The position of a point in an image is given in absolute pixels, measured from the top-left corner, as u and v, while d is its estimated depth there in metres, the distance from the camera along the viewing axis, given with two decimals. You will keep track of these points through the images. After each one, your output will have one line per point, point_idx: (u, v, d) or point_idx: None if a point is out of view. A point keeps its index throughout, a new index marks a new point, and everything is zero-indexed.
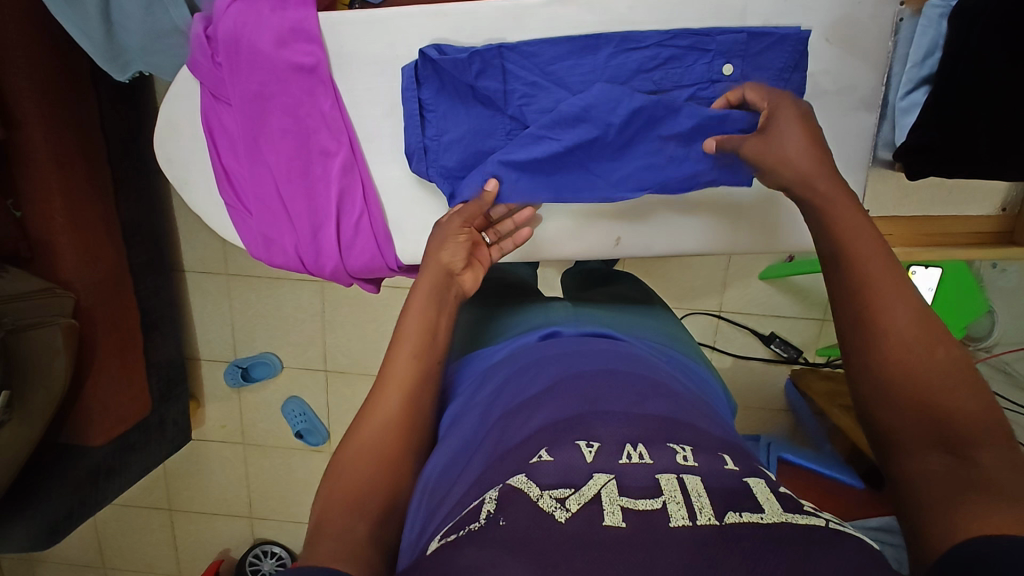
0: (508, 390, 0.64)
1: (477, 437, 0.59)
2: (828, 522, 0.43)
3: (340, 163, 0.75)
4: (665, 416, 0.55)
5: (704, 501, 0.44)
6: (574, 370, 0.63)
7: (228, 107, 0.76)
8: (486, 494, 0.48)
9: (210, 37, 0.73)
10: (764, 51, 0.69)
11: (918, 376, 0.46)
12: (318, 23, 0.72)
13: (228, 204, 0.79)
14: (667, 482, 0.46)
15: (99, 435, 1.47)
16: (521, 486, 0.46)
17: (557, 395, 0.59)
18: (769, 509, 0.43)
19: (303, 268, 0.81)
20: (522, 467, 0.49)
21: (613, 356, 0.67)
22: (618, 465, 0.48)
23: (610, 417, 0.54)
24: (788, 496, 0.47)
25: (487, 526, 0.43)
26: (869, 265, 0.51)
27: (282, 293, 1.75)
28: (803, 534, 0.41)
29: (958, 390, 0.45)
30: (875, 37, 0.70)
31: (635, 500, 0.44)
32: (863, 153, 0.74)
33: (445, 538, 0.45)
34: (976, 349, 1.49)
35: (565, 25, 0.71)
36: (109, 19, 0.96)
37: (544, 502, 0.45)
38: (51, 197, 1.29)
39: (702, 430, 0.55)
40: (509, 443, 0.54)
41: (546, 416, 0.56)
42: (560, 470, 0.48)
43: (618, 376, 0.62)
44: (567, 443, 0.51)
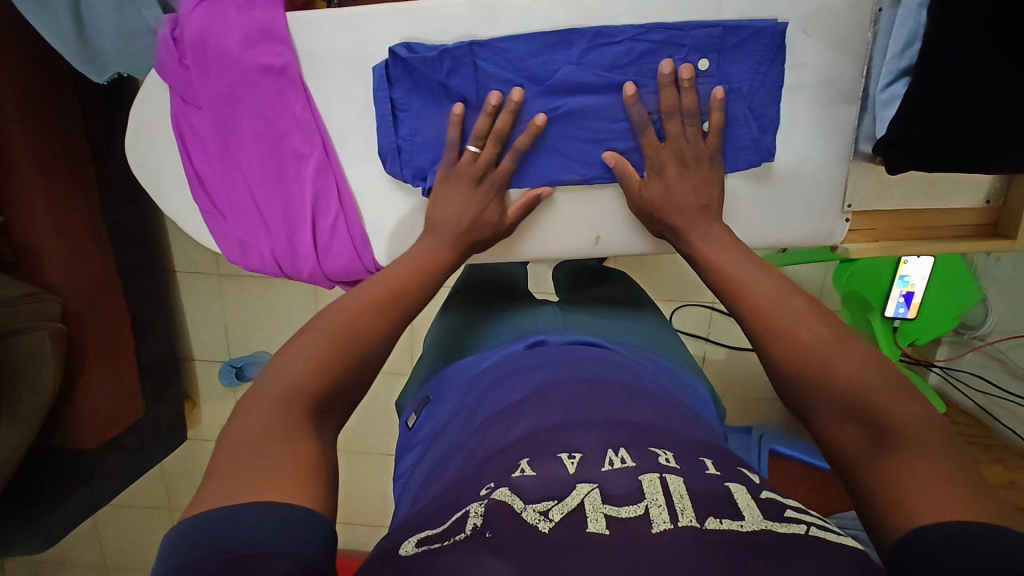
0: (492, 396, 0.64)
1: (460, 449, 0.58)
2: (809, 528, 0.42)
3: (314, 166, 0.74)
4: (647, 422, 0.55)
5: (686, 503, 0.43)
6: (555, 377, 0.63)
7: (197, 110, 0.74)
8: (471, 505, 0.46)
9: (177, 39, 0.72)
10: (740, 45, 0.68)
11: (819, 363, 0.52)
12: (286, 23, 0.70)
13: (202, 209, 0.78)
14: (649, 483, 0.45)
15: (91, 438, 1.47)
16: (506, 499, 0.45)
17: (536, 405, 0.58)
18: (749, 515, 0.42)
19: (281, 272, 0.79)
20: (502, 481, 0.48)
21: (597, 364, 0.66)
22: (601, 473, 0.47)
23: (590, 427, 0.54)
24: (770, 500, 0.45)
25: (472, 538, 0.42)
26: (745, 278, 0.60)
27: (275, 292, 1.75)
28: (783, 543, 0.39)
29: (839, 359, 0.51)
30: (854, 29, 0.68)
31: (618, 508, 0.43)
32: (844, 147, 0.73)
33: (427, 545, 0.44)
34: (970, 337, 1.49)
35: (538, 20, 0.70)
36: (81, 21, 0.95)
37: (528, 514, 0.43)
38: (34, 202, 1.28)
39: (684, 436, 0.54)
40: (490, 453, 0.53)
41: (526, 427, 0.55)
42: (543, 484, 0.46)
43: (599, 385, 0.61)
44: (549, 455, 0.50)
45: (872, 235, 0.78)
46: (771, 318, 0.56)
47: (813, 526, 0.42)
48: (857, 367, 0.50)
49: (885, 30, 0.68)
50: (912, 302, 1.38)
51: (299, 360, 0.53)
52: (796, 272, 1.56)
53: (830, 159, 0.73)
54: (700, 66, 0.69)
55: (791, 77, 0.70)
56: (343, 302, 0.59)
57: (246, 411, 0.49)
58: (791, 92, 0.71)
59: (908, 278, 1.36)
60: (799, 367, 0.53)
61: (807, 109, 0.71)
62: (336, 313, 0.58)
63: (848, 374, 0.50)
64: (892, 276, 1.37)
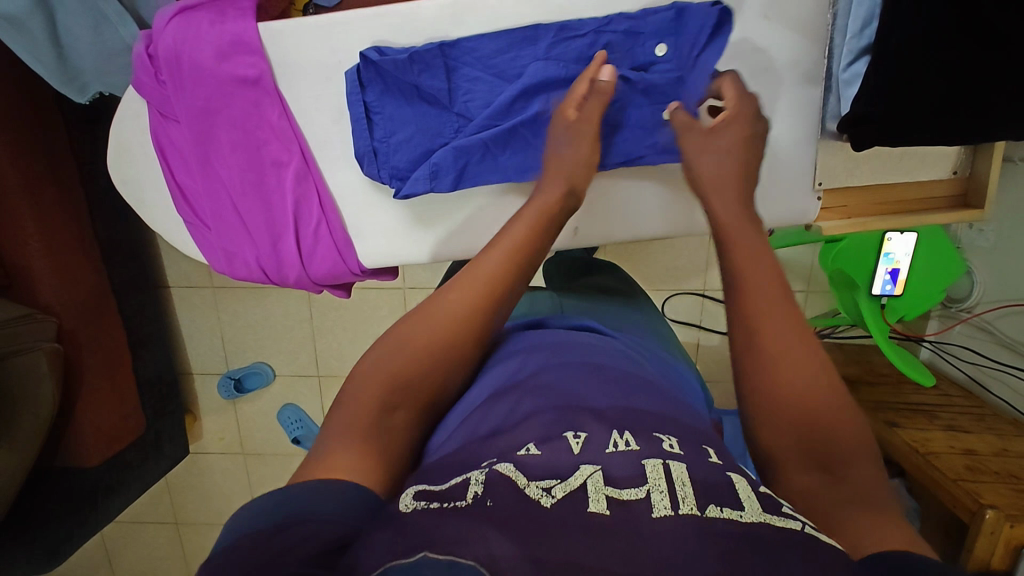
0: (490, 373, 0.63)
1: (456, 415, 0.58)
2: (805, 525, 0.40)
3: (294, 172, 0.75)
4: (648, 408, 0.55)
5: (688, 490, 0.42)
6: (561, 361, 0.62)
7: (176, 124, 0.75)
8: (471, 474, 0.45)
9: (152, 55, 0.72)
10: (703, 33, 0.69)
11: (805, 395, 0.48)
12: (258, 33, 0.71)
13: (187, 220, 0.79)
14: (652, 469, 0.45)
15: (91, 457, 1.48)
16: (509, 474, 0.45)
17: (539, 388, 0.58)
18: (749, 507, 0.41)
19: (266, 278, 0.81)
20: (506, 457, 0.47)
21: (599, 350, 0.66)
22: (604, 455, 0.47)
23: (596, 412, 0.54)
24: (770, 496, 0.44)
25: (473, 506, 0.41)
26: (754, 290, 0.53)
27: (269, 302, 1.78)
28: (779, 534, 0.38)
29: (832, 407, 0.48)
30: (812, 11, 0.69)
31: (620, 490, 0.43)
32: (811, 127, 0.73)
33: (428, 504, 0.42)
34: (957, 309, 1.52)
35: (507, 18, 0.71)
36: (59, 42, 0.95)
37: (531, 490, 0.43)
38: (24, 223, 1.29)
39: (681, 423, 0.55)
40: (490, 432, 0.53)
41: (530, 408, 0.55)
42: (547, 462, 0.46)
43: (601, 369, 0.61)
44: (554, 437, 0.49)
45: (845, 212, 0.79)
46: (776, 347, 0.50)
47: (809, 524, 0.41)
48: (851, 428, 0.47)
49: (845, 11, 0.68)
50: (897, 279, 1.40)
51: (393, 357, 0.55)
52: (786, 254, 1.60)
53: (799, 139, 0.74)
54: (657, 52, 0.71)
55: (755, 62, 0.71)
56: (429, 318, 0.58)
57: (333, 414, 0.52)
58: (755, 77, 0.72)
59: (893, 255, 1.39)
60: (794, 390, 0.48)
61: (772, 94, 0.72)
62: (423, 326, 0.57)
63: (834, 420, 0.47)
64: (878, 253, 1.39)
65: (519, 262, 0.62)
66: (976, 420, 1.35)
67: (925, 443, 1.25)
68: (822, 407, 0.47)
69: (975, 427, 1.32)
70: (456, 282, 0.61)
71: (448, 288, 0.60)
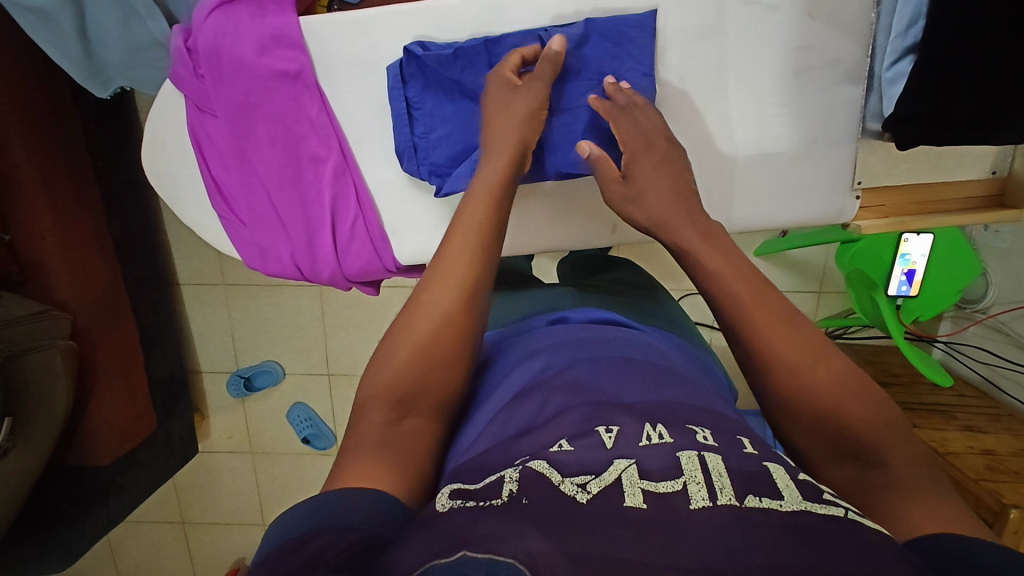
0: (518, 371, 0.61)
1: (483, 419, 0.56)
2: (847, 511, 0.39)
3: (332, 168, 0.75)
4: (679, 401, 0.53)
5: (726, 481, 0.41)
6: (587, 356, 0.60)
7: (214, 118, 0.75)
8: (506, 471, 0.44)
9: (191, 49, 0.72)
10: (745, 30, 0.70)
11: (813, 390, 0.49)
12: (300, 28, 0.71)
13: (222, 216, 0.79)
14: (687, 461, 0.43)
15: (105, 454, 1.47)
16: (544, 471, 0.43)
17: (567, 383, 0.55)
18: (789, 496, 0.40)
19: (301, 275, 0.80)
20: (539, 454, 0.45)
21: (627, 343, 0.64)
22: (638, 448, 0.45)
23: (627, 406, 0.51)
24: (809, 484, 0.43)
25: (510, 504, 0.40)
26: (736, 287, 0.54)
27: (281, 301, 1.77)
28: (821, 525, 0.37)
29: (845, 394, 0.48)
30: (857, 8, 0.68)
31: (656, 483, 0.41)
32: (852, 126, 0.73)
33: (463, 503, 0.42)
34: (973, 310, 1.52)
35: (546, 15, 0.71)
36: (86, 36, 0.95)
37: (566, 486, 0.41)
38: (39, 217, 1.28)
39: (716, 413, 0.52)
40: (520, 431, 0.50)
41: (559, 403, 0.52)
42: (581, 459, 0.44)
43: (629, 363, 0.58)
44: (585, 432, 0.47)
45: (882, 211, 0.79)
46: (775, 346, 0.51)
47: (851, 511, 0.40)
48: (867, 411, 0.48)
49: (888, 9, 0.69)
50: (914, 280, 1.41)
51: (388, 368, 0.54)
52: (800, 254, 1.61)
53: (838, 138, 0.73)
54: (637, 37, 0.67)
55: (797, 60, 0.70)
56: (415, 323, 0.56)
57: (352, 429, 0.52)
58: (798, 76, 0.71)
59: (909, 256, 1.40)
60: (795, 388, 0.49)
61: (814, 92, 0.72)
62: (413, 330, 0.56)
63: (849, 409, 0.48)
64: (895, 252, 1.41)
65: (492, 231, 0.60)
66: (991, 421, 1.35)
67: (944, 443, 1.27)
68: (835, 401, 0.48)
69: (993, 428, 1.33)
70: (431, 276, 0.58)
71: (424, 285, 0.58)
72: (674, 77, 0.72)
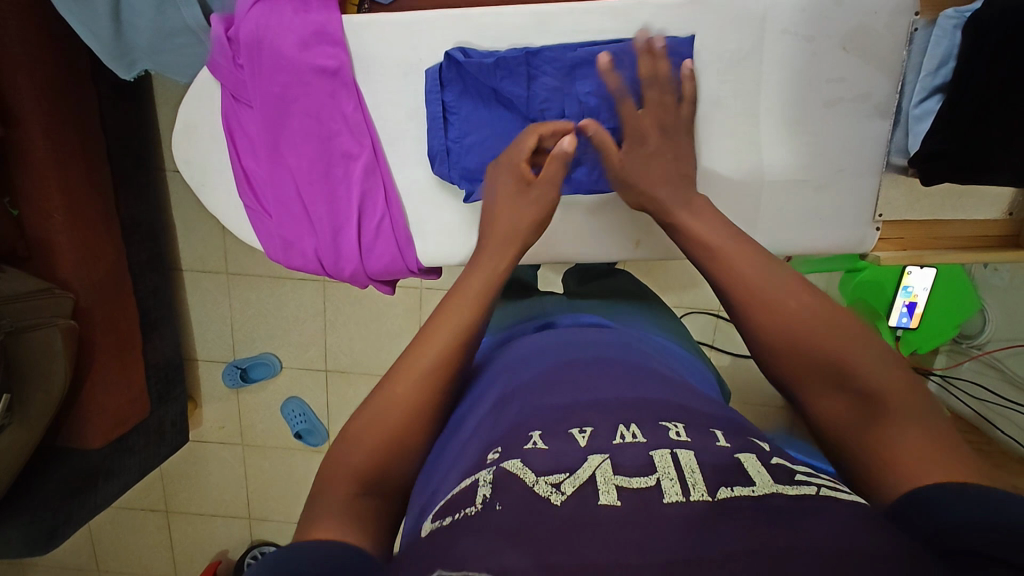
0: (504, 376, 0.62)
1: (470, 422, 0.57)
2: (820, 489, 0.41)
3: (363, 165, 0.75)
4: (660, 399, 0.53)
5: (698, 476, 0.41)
6: (567, 361, 0.61)
7: (248, 109, 0.75)
8: (481, 474, 0.45)
9: (231, 39, 0.72)
10: (777, 58, 0.71)
11: (802, 329, 0.51)
12: (341, 26, 0.71)
13: (247, 206, 0.78)
14: (660, 457, 0.43)
15: (97, 438, 1.45)
16: (515, 470, 0.43)
17: (547, 386, 0.57)
18: (761, 480, 0.41)
19: (322, 270, 0.80)
20: (513, 452, 0.46)
21: (609, 347, 0.65)
22: (612, 445, 0.46)
23: (603, 405, 0.52)
24: (781, 467, 0.44)
25: (483, 511, 0.40)
26: (708, 234, 0.60)
27: (283, 293, 1.77)
28: (795, 504, 0.38)
29: (833, 331, 0.50)
30: (890, 46, 0.69)
31: (629, 479, 0.42)
32: (877, 159, 0.74)
33: (440, 521, 0.42)
34: (968, 346, 1.55)
35: (590, 31, 0.72)
36: (118, 19, 0.95)
37: (540, 487, 0.42)
38: (49, 194, 1.27)
39: (693, 409, 0.52)
40: (500, 432, 0.51)
41: (541, 403, 0.53)
42: (553, 456, 0.45)
43: (610, 365, 0.60)
44: (559, 430, 0.48)
45: (901, 243, 0.80)
46: (764, 295, 0.54)
47: (824, 488, 0.41)
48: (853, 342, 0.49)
49: (920, 49, 0.70)
50: (914, 312, 1.45)
51: (359, 445, 0.50)
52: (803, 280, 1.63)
53: (865, 170, 0.74)
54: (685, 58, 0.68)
55: (828, 92, 0.72)
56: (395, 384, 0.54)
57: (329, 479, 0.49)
58: (826, 107, 0.72)
59: (911, 289, 1.44)
60: (828, 367, 0.49)
61: (840, 125, 0.73)
62: (398, 387, 0.53)
63: (837, 344, 0.49)
64: (897, 285, 1.44)
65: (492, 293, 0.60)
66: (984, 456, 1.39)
67: None
68: (821, 336, 0.50)
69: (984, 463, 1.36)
70: (425, 330, 0.57)
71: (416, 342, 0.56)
72: (708, 99, 0.73)
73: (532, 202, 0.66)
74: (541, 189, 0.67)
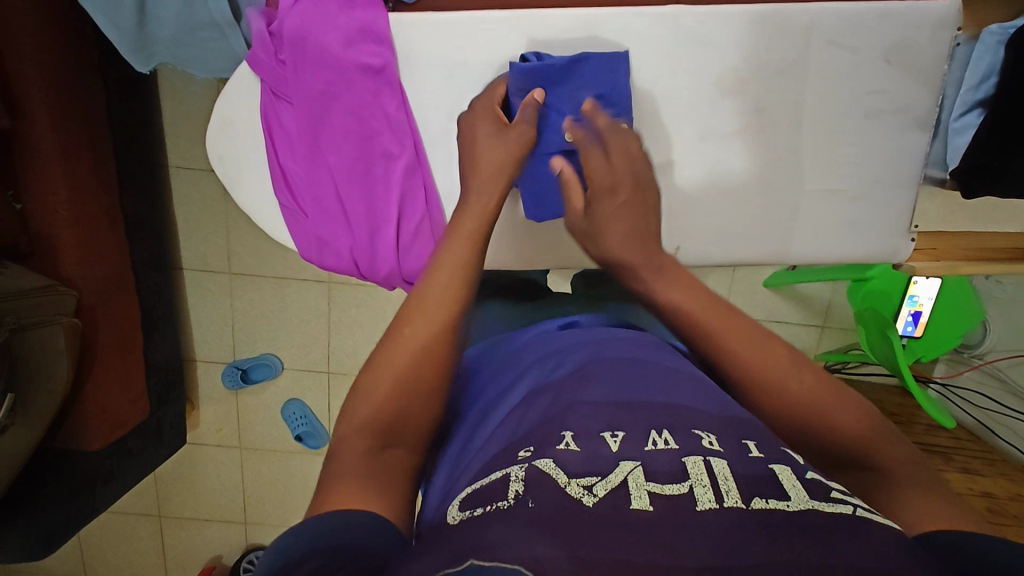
0: (533, 373, 0.60)
1: (495, 418, 0.56)
2: (854, 509, 0.40)
3: (403, 166, 0.75)
4: (687, 404, 0.51)
5: (731, 484, 0.40)
6: (596, 357, 0.59)
7: (288, 106, 0.74)
8: (512, 469, 0.44)
9: (273, 33, 0.71)
10: (825, 66, 0.71)
11: (802, 395, 0.52)
12: (387, 23, 0.71)
13: (284, 205, 0.77)
14: (693, 464, 0.42)
15: (95, 440, 1.41)
16: (550, 472, 0.42)
17: (574, 385, 0.54)
18: (794, 496, 0.40)
19: (357, 272, 0.80)
20: (545, 452, 0.45)
21: (636, 343, 0.63)
22: (644, 452, 0.44)
23: (633, 406, 0.50)
24: (815, 482, 0.43)
25: (517, 507, 0.39)
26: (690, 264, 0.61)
27: (287, 294, 1.74)
28: (832, 522, 0.37)
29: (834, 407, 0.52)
30: (931, 59, 0.70)
31: (662, 485, 0.40)
32: (914, 171, 0.75)
33: (470, 512, 0.41)
34: (969, 355, 1.59)
35: (638, 37, 0.72)
36: (142, 10, 0.93)
37: (572, 488, 0.40)
38: (55, 189, 1.23)
39: (729, 415, 0.50)
40: (526, 430, 0.50)
41: (569, 401, 0.51)
42: (586, 458, 0.43)
43: (638, 363, 0.57)
44: (591, 432, 0.47)
45: (936, 254, 0.81)
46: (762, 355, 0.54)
47: (859, 508, 0.40)
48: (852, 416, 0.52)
49: (961, 63, 0.72)
50: (920, 321, 1.48)
51: (372, 397, 0.52)
52: (807, 289, 1.65)
53: (901, 181, 0.75)
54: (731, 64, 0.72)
55: (870, 103, 0.72)
56: (396, 359, 0.54)
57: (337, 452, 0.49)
58: (866, 118, 0.73)
59: (917, 298, 1.47)
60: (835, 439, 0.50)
61: (881, 135, 0.74)
62: (409, 345, 0.55)
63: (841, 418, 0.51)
64: (903, 295, 1.47)
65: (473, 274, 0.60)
66: (987, 465, 1.41)
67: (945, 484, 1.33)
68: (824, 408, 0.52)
69: (988, 471, 1.39)
70: (407, 314, 0.57)
71: (403, 320, 0.56)
72: (752, 107, 0.73)
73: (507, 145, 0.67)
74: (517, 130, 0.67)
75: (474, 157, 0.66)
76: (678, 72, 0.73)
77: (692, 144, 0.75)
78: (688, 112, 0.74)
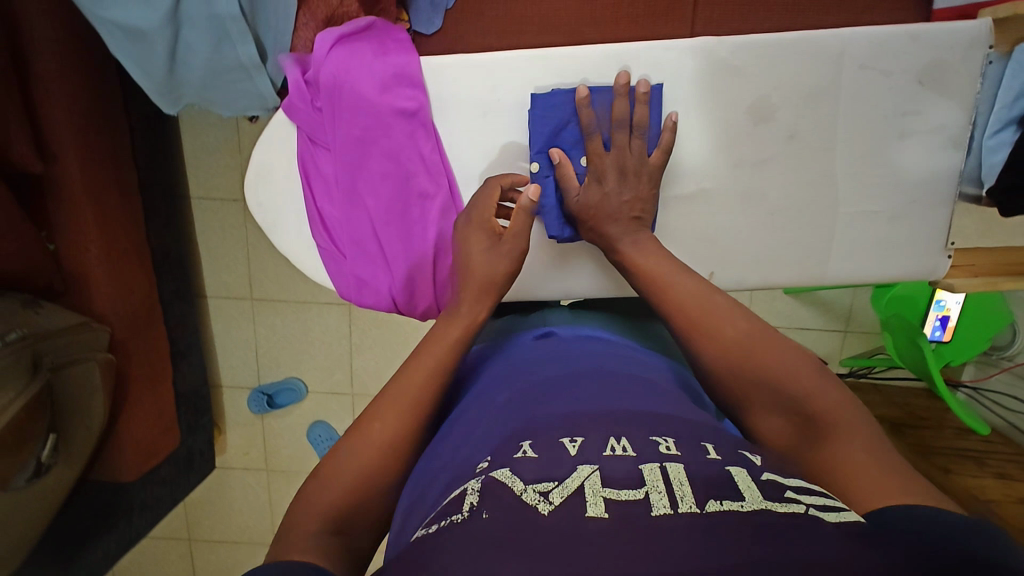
0: (501, 390, 0.59)
1: (460, 434, 0.55)
2: (809, 507, 0.37)
3: (440, 206, 0.76)
4: (660, 412, 0.49)
5: (686, 489, 0.38)
6: (566, 373, 0.58)
7: (326, 151, 0.77)
8: (470, 485, 0.42)
9: (309, 82, 0.74)
10: (858, 91, 0.72)
11: (743, 341, 0.58)
12: (420, 68, 0.75)
13: (322, 247, 0.80)
14: (649, 471, 0.40)
15: (130, 470, 1.43)
16: (505, 480, 0.41)
17: (540, 399, 0.53)
18: (750, 496, 0.37)
19: (394, 308, 0.81)
20: (501, 463, 0.44)
21: (607, 360, 0.61)
22: (602, 456, 0.42)
23: (598, 416, 0.48)
24: (773, 482, 0.40)
25: (470, 518, 0.38)
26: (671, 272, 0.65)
27: (309, 317, 1.75)
28: (788, 522, 0.35)
29: (773, 359, 0.56)
30: (963, 78, 0.71)
31: (617, 491, 0.38)
32: (949, 190, 0.75)
33: (429, 527, 0.40)
34: (997, 357, 1.57)
35: (667, 68, 0.73)
36: (172, 58, 0.94)
37: (528, 496, 0.39)
38: (87, 232, 1.25)
39: (692, 421, 0.48)
40: (490, 444, 0.48)
41: (535, 415, 0.50)
42: (542, 465, 0.42)
43: (613, 379, 0.56)
44: (550, 440, 0.45)
45: (974, 270, 0.81)
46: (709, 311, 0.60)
47: (813, 507, 0.38)
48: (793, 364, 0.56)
49: (993, 81, 0.72)
50: (947, 326, 1.46)
51: (336, 476, 0.53)
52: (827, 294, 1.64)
53: (936, 200, 0.75)
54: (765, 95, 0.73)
55: (903, 124, 0.73)
56: (366, 440, 0.55)
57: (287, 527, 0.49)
58: (902, 138, 0.73)
59: (944, 302, 1.45)
60: (765, 381, 0.55)
61: (916, 154, 0.74)
62: (378, 427, 0.56)
63: (780, 365, 0.56)
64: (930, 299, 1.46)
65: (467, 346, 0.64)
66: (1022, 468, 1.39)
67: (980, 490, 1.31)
68: (761, 358, 0.56)
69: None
70: (386, 397, 0.59)
71: (376, 412, 0.58)
72: (783, 132, 0.74)
73: (501, 254, 0.69)
74: (511, 242, 0.70)
75: (467, 265, 0.69)
76: (709, 104, 0.74)
77: (728, 172, 0.76)
78: (721, 141, 0.75)
